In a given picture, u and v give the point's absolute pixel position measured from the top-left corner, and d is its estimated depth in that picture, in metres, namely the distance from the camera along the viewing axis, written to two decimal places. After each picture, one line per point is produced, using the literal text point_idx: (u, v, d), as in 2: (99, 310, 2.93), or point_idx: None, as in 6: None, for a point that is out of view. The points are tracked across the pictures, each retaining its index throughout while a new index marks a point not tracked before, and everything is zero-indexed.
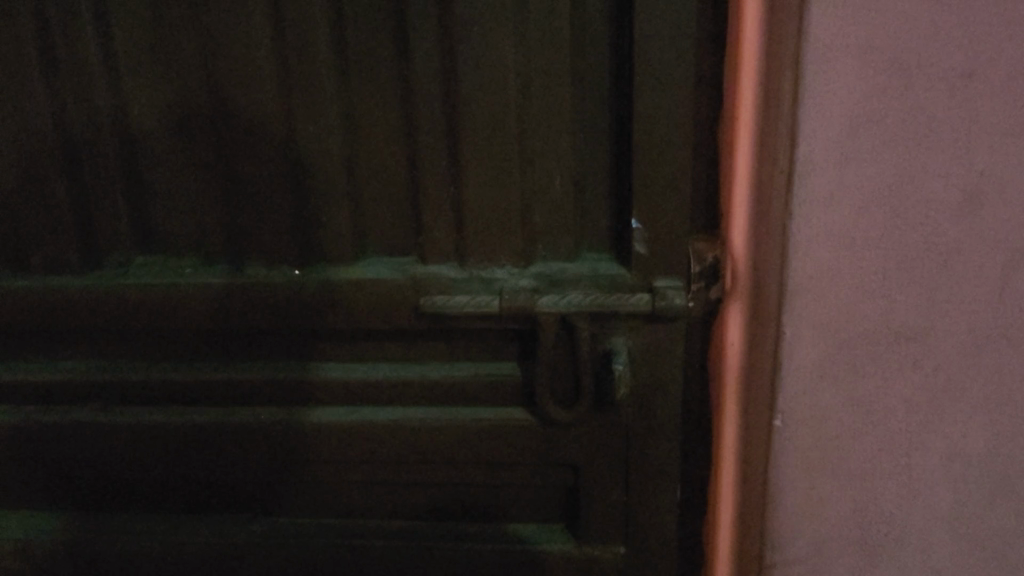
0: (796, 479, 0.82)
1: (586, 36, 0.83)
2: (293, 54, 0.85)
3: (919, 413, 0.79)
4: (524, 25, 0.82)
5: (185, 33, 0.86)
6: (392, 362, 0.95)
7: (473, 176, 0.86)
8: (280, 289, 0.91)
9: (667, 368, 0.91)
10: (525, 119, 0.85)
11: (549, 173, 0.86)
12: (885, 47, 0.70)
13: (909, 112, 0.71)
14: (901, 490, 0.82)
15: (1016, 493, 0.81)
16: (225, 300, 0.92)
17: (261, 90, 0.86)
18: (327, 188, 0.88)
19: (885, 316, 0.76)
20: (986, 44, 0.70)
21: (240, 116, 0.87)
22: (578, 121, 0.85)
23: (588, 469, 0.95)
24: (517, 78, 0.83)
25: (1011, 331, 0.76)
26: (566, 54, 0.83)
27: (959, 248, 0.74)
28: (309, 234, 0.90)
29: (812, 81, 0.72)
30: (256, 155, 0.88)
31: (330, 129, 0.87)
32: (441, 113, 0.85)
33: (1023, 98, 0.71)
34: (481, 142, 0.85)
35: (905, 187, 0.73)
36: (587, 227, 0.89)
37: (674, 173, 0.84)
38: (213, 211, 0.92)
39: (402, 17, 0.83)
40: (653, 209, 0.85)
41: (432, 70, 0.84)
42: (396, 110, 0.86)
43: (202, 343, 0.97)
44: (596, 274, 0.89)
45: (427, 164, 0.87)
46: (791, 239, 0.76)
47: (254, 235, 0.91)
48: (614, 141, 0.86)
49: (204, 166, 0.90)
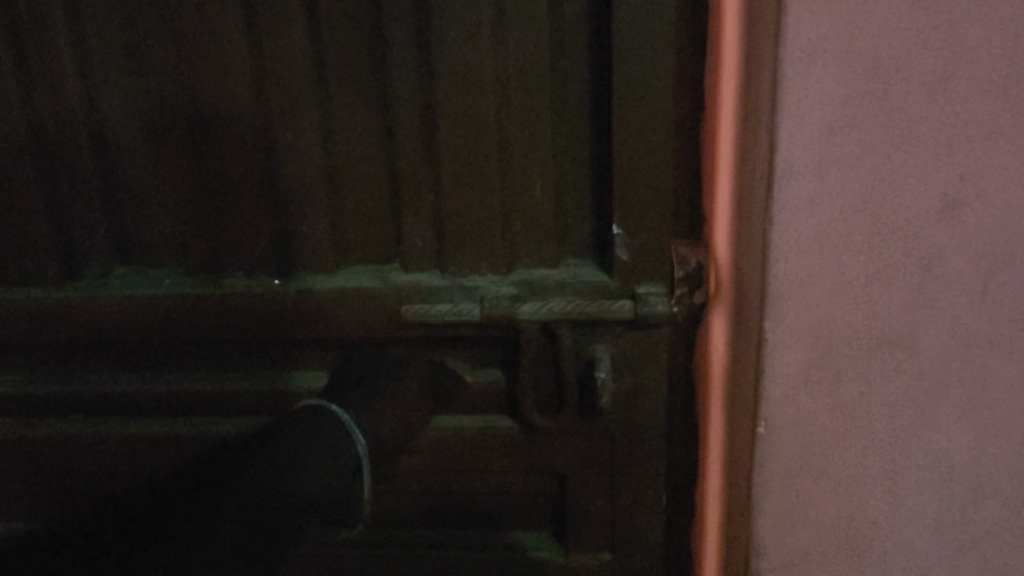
0: (780, 486, 0.82)
1: (565, 42, 0.82)
2: (270, 63, 0.84)
3: (903, 417, 0.79)
4: (501, 30, 0.81)
5: (160, 42, 0.85)
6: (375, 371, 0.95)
7: (453, 182, 0.86)
8: (260, 300, 0.91)
9: (651, 374, 0.91)
10: (505, 125, 0.84)
11: (529, 179, 0.86)
12: (864, 52, 0.70)
13: (889, 117, 0.71)
14: (886, 496, 0.81)
15: (1001, 496, 0.81)
16: (205, 311, 0.92)
17: (238, 98, 0.85)
18: (307, 197, 0.88)
19: (867, 322, 0.76)
20: (964, 47, 0.69)
21: (218, 125, 0.86)
22: (559, 127, 0.85)
23: (573, 477, 0.95)
24: (496, 85, 0.83)
25: (994, 335, 0.76)
26: (545, 60, 0.82)
27: (940, 252, 0.74)
28: (290, 243, 0.90)
29: (790, 87, 0.71)
30: (234, 164, 0.87)
31: (308, 137, 0.86)
32: (420, 120, 0.85)
33: (1003, 102, 0.70)
34: (461, 149, 0.84)
35: (886, 192, 0.73)
36: (569, 234, 0.89)
37: (655, 179, 0.83)
38: (191, 222, 0.91)
39: (378, 24, 0.82)
40: (635, 215, 0.85)
41: (411, 77, 0.83)
42: (375, 117, 0.85)
43: (182, 354, 0.96)
44: (578, 281, 0.88)
45: (407, 171, 0.86)
46: (771, 246, 0.75)
47: (235, 245, 0.91)
48: (594, 147, 0.86)
49: (182, 176, 0.89)
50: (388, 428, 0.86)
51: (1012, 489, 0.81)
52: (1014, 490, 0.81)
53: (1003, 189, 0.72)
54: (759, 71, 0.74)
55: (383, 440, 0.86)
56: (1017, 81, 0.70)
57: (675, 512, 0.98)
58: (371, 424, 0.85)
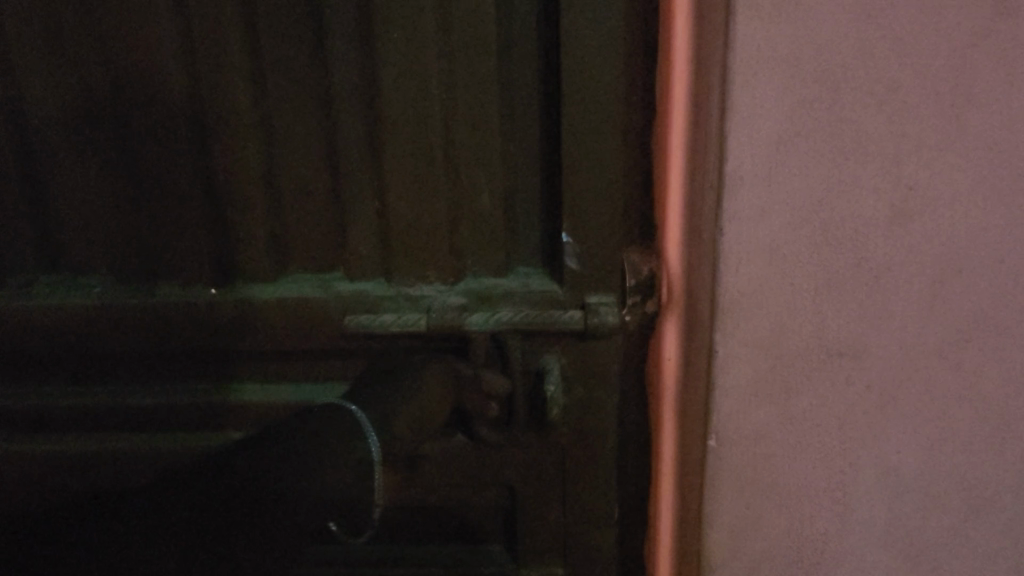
0: (731, 500, 0.80)
1: (514, 45, 0.80)
2: (204, 61, 0.80)
3: (853, 429, 0.78)
4: (446, 30, 0.79)
5: (86, 38, 0.80)
6: (319, 384, 0.91)
7: (399, 188, 0.83)
8: (195, 310, 0.87)
9: (602, 384, 0.89)
10: (452, 129, 0.81)
11: (477, 186, 0.83)
12: (812, 61, 0.69)
13: (839, 127, 0.70)
14: (836, 507, 0.81)
15: (949, 506, 0.81)
16: (137, 321, 0.87)
17: (171, 98, 0.81)
18: (245, 202, 0.84)
19: (817, 333, 0.75)
20: (912, 55, 0.68)
21: (149, 126, 0.82)
22: (508, 132, 0.83)
23: (524, 490, 0.93)
24: (442, 88, 0.80)
25: (942, 345, 0.76)
26: (493, 63, 0.80)
27: (890, 262, 0.73)
28: (227, 250, 0.86)
29: (738, 94, 0.70)
30: (168, 167, 0.83)
31: (246, 139, 0.82)
32: (363, 124, 0.82)
33: (951, 113, 0.70)
34: (407, 154, 0.82)
35: (835, 202, 0.72)
36: (518, 242, 0.87)
37: (606, 186, 0.82)
38: (122, 227, 0.86)
39: (318, 23, 0.79)
40: (584, 223, 0.83)
41: (353, 78, 0.80)
42: (316, 120, 0.82)
43: (113, 365, 0.91)
44: (528, 289, 0.86)
45: (350, 176, 0.83)
46: (721, 256, 0.74)
47: (169, 252, 0.86)
48: (544, 154, 0.83)
49: (111, 179, 0.84)
50: (403, 426, 0.76)
51: (960, 499, 0.81)
52: (961, 500, 0.81)
53: (952, 199, 0.72)
54: (708, 79, 0.73)
55: (396, 439, 0.75)
56: (965, 91, 0.69)
57: (628, 524, 0.97)
58: (382, 423, 0.74)
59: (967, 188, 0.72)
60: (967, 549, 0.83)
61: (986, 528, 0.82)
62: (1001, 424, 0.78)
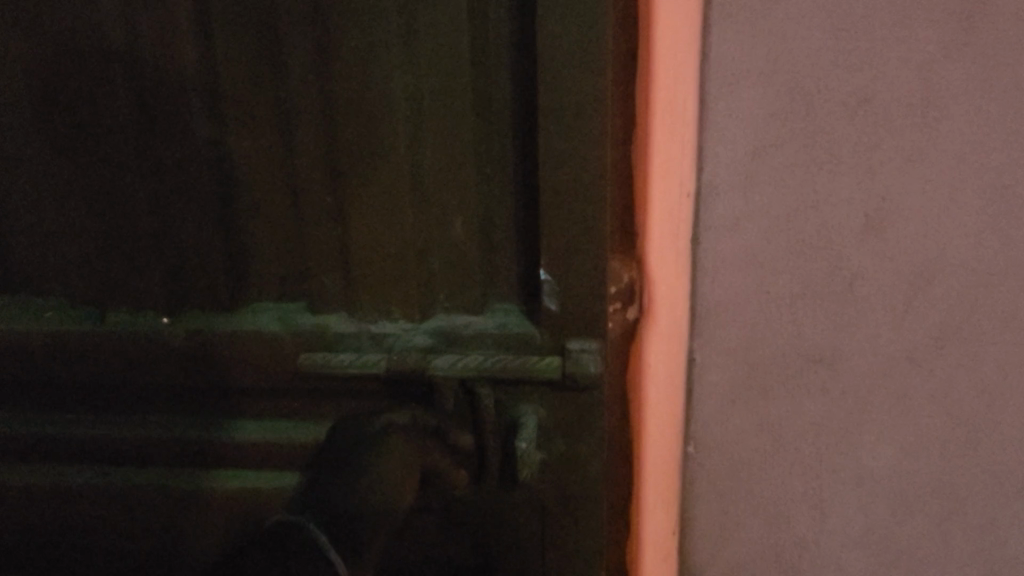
0: (711, 499, 0.84)
1: (490, 48, 0.72)
2: (145, 66, 0.74)
3: (827, 435, 0.79)
4: (411, 36, 0.71)
5: (24, 43, 0.75)
6: (282, 422, 0.85)
7: (357, 213, 0.77)
8: (142, 338, 0.82)
9: (587, 440, 0.80)
10: (418, 148, 0.75)
11: (445, 213, 0.76)
12: (786, 72, 0.70)
13: (812, 137, 0.71)
14: (813, 511, 0.82)
15: (926, 509, 0.81)
16: (83, 344, 0.83)
17: (113, 108, 0.76)
18: (191, 223, 0.79)
19: (793, 340, 0.77)
20: (885, 66, 0.69)
21: (91, 141, 0.78)
22: (484, 151, 0.74)
23: (500, 551, 0.85)
24: (408, 101, 0.73)
25: (918, 351, 0.76)
26: (465, 76, 0.72)
27: (864, 272, 0.74)
28: (174, 274, 0.81)
29: (713, 107, 0.73)
30: (111, 183, 0.79)
31: (191, 155, 0.77)
32: (316, 141, 0.75)
33: (923, 122, 0.70)
34: (368, 176, 0.75)
35: (810, 212, 0.73)
36: (494, 277, 0.79)
37: (590, 207, 0.72)
38: (75, 252, 0.82)
39: (269, 26, 0.72)
40: (565, 255, 0.74)
41: (306, 90, 0.74)
42: (268, 132, 0.75)
43: (70, 397, 0.87)
44: (505, 333, 0.78)
45: (305, 199, 0.77)
46: (698, 263, 0.77)
47: (116, 273, 0.82)
48: (524, 176, 0.75)
49: (54, 194, 0.80)
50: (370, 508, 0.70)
51: (936, 503, 0.81)
52: (939, 503, 0.81)
53: (926, 208, 0.72)
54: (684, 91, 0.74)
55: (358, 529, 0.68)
56: (937, 101, 0.70)
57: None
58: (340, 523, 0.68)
59: (941, 197, 0.72)
60: (945, 553, 0.83)
61: (964, 530, 0.82)
62: (979, 442, 0.78)
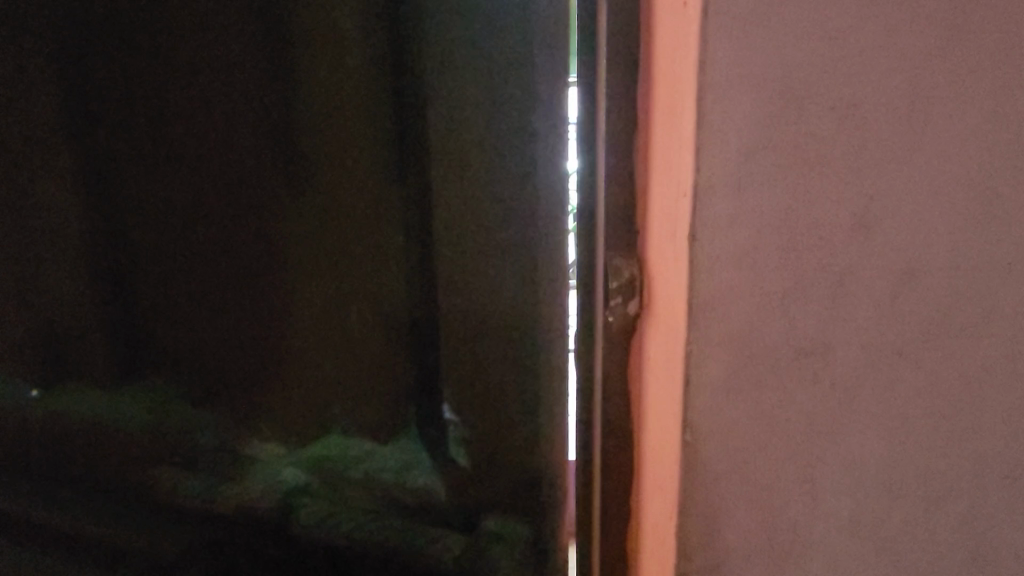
0: (708, 479, 0.90)
1: (382, 164, 0.92)
2: (94, 191, 1.02)
3: (819, 425, 0.83)
4: (299, 194, 0.96)
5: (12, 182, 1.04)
6: (272, 414, 1.06)
7: (262, 315, 1.01)
8: (105, 399, 1.12)
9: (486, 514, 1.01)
10: (313, 271, 0.98)
11: (334, 326, 0.99)
12: (778, 79, 0.75)
13: (801, 140, 0.76)
14: (805, 498, 0.86)
15: (905, 498, 0.82)
16: (69, 400, 1.14)
17: (75, 234, 1.04)
18: (132, 319, 1.07)
19: (785, 331, 0.81)
20: (870, 73, 0.72)
21: (59, 257, 1.06)
22: (372, 278, 0.97)
23: None
24: (302, 230, 0.97)
25: (904, 345, 0.78)
26: (348, 215, 0.95)
27: (851, 268, 0.78)
28: (121, 357, 1.09)
29: (710, 112, 0.79)
30: (73, 289, 1.06)
31: (132, 267, 1.04)
32: (223, 258, 1.00)
33: (909, 122, 0.72)
34: (265, 292, 1.00)
35: (801, 212, 0.77)
36: (394, 379, 1.00)
37: (477, 323, 0.95)
38: (66, 316, 1.08)
39: (180, 158, 0.98)
40: (450, 362, 0.97)
41: (214, 215, 0.99)
42: (187, 246, 1.02)
43: (69, 417, 1.15)
44: (404, 431, 1.02)
45: (218, 303, 1.02)
46: (694, 258, 0.85)
47: (81, 350, 1.10)
48: (418, 298, 0.96)
49: (35, 295, 1.09)
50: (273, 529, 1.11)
51: (913, 492, 0.81)
52: (916, 493, 0.81)
53: (911, 205, 0.74)
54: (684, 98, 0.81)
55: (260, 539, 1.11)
56: (925, 102, 0.71)
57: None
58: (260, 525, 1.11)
59: (926, 193, 0.73)
60: (925, 544, 0.83)
61: (944, 520, 0.81)
62: (970, 444, 0.77)
